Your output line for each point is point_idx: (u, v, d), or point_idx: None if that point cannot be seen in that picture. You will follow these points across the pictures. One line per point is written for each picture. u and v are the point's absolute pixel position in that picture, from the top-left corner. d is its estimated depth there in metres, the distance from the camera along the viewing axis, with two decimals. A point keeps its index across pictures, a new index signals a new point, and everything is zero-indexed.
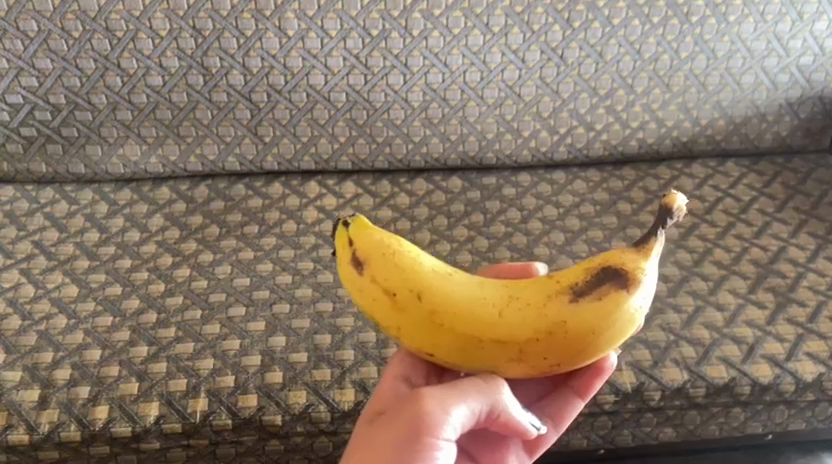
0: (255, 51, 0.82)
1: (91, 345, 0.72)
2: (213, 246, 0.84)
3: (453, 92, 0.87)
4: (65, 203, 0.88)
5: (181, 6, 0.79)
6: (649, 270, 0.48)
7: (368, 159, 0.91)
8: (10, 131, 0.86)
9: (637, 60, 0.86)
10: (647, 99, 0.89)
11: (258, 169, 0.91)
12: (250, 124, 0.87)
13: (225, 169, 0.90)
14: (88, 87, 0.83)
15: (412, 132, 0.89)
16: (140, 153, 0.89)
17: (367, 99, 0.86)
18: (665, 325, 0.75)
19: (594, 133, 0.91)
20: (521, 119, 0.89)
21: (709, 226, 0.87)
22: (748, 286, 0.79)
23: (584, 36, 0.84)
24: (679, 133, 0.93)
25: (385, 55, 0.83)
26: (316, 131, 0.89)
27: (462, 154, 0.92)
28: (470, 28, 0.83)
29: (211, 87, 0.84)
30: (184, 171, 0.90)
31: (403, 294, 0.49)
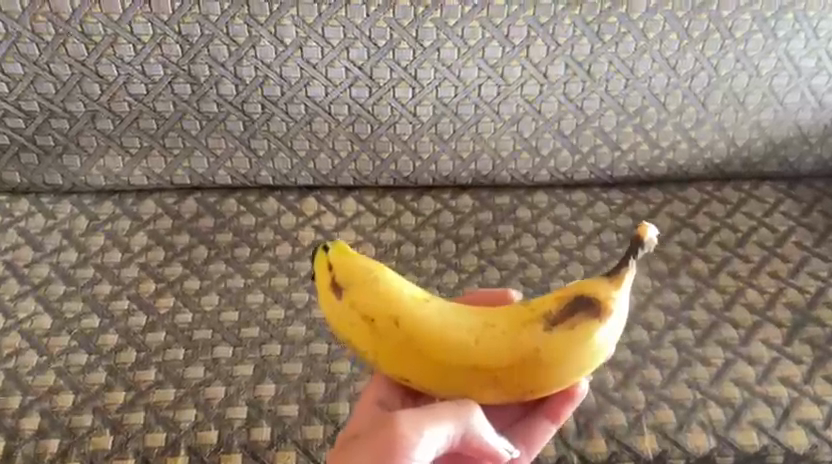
0: (249, 60, 0.75)
1: (60, 391, 0.66)
2: (199, 270, 0.77)
3: (466, 108, 0.79)
4: (40, 217, 0.80)
5: (166, 11, 0.71)
6: (623, 301, 0.47)
7: (373, 175, 0.83)
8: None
9: (671, 77, 0.78)
10: (679, 119, 0.81)
11: (251, 183, 0.84)
12: (243, 137, 0.80)
13: (217, 181, 0.83)
14: (62, 95, 0.76)
15: (421, 148, 0.82)
16: (123, 165, 0.81)
17: (371, 113, 0.79)
18: (690, 381, 0.69)
19: (619, 154, 0.83)
20: (540, 136, 0.82)
21: (742, 262, 0.79)
22: (783, 337, 0.72)
23: (612, 50, 0.76)
24: (729, 153, 0.85)
25: (392, 66, 0.76)
26: (313, 147, 0.81)
27: (472, 172, 0.84)
28: (487, 40, 0.75)
29: (200, 97, 0.77)
30: (170, 184, 0.83)
31: (380, 319, 0.48)
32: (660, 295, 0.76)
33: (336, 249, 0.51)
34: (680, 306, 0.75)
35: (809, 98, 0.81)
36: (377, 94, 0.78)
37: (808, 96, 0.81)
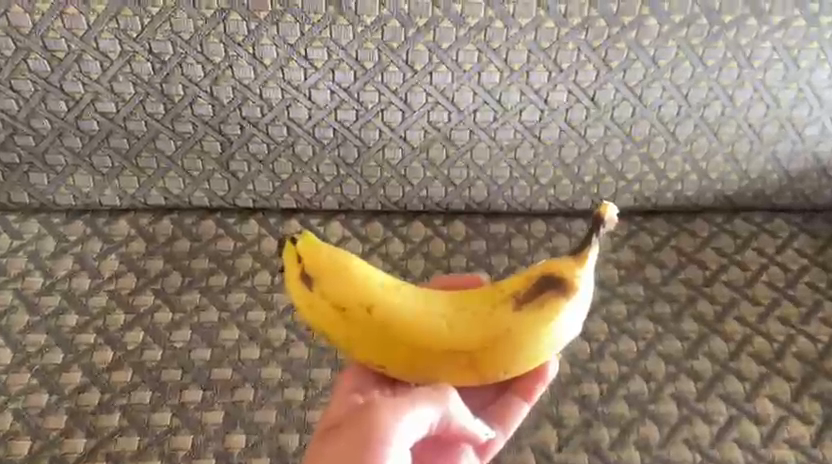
0: (225, 80, 0.69)
1: (20, 439, 0.63)
2: (172, 301, 0.72)
3: (461, 134, 0.73)
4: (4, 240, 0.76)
5: (135, 27, 0.66)
6: (587, 278, 0.50)
7: (360, 200, 0.78)
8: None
9: (682, 106, 0.72)
10: (689, 149, 0.76)
11: (230, 204, 0.78)
12: (220, 158, 0.74)
13: (193, 202, 0.77)
14: (26, 113, 0.71)
15: (411, 174, 0.76)
16: (92, 185, 0.76)
17: (358, 137, 0.73)
18: (688, 440, 0.65)
19: (624, 184, 0.78)
20: (539, 164, 0.76)
21: (750, 306, 0.75)
22: (791, 392, 0.68)
23: (619, 78, 0.70)
24: (742, 185, 0.79)
25: (381, 89, 0.70)
26: (296, 170, 0.75)
27: (466, 200, 0.78)
28: (485, 65, 0.69)
29: (173, 117, 0.71)
30: (144, 204, 0.78)
31: (354, 307, 0.52)
32: (661, 341, 0.71)
33: (305, 240, 0.53)
34: (682, 355, 0.70)
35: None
36: (365, 117, 0.72)
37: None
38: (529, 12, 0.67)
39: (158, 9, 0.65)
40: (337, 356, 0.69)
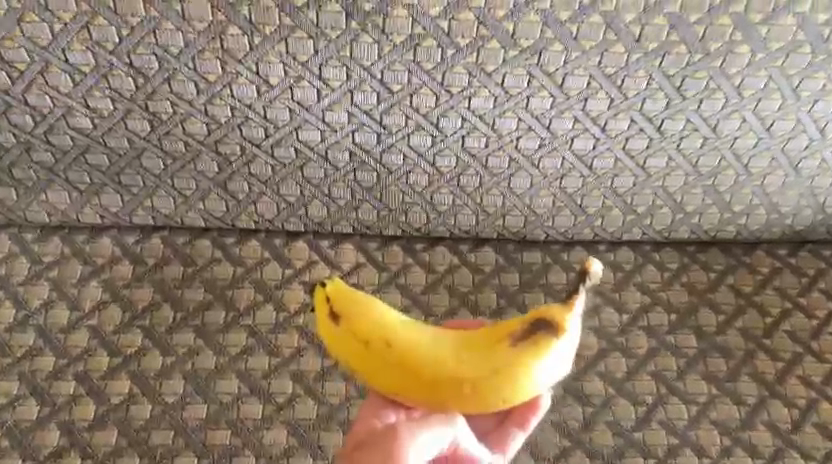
0: (225, 99, 0.62)
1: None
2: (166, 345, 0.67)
3: (497, 161, 0.66)
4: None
5: (111, 38, 0.58)
6: (573, 324, 0.49)
7: (376, 225, 0.72)
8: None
9: (750, 136, 0.64)
10: (761, 183, 0.68)
11: (228, 225, 0.72)
12: (219, 180, 0.68)
13: (185, 222, 0.71)
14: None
15: (437, 202, 0.69)
16: (67, 203, 0.69)
17: (376, 164, 0.67)
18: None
19: (682, 215, 0.71)
20: (588, 194, 0.69)
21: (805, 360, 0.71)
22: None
23: (684, 106, 0.62)
24: (819, 220, 0.72)
25: (409, 111, 0.63)
26: (306, 193, 0.69)
27: (497, 229, 0.72)
28: (530, 91, 0.62)
29: (161, 135, 0.64)
30: (129, 223, 0.71)
31: (365, 339, 0.51)
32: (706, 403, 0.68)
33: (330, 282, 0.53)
34: (739, 424, 0.67)
35: None
36: (390, 140, 0.65)
37: None
38: (595, 35, 0.58)
39: (138, 19, 0.57)
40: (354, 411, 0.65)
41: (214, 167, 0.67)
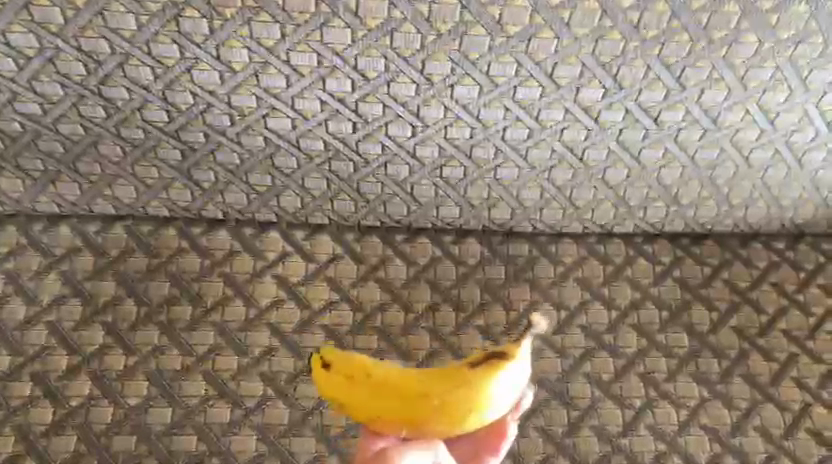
0: (403, 98, 0.94)
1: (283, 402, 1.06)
2: (401, 295, 1.13)
3: (593, 153, 1.01)
4: (244, 257, 1.14)
5: (271, 35, 0.87)
6: (520, 358, 0.78)
7: (463, 221, 1.14)
8: (139, 150, 1.02)
9: (789, 123, 0.97)
10: (723, 130, 0.98)
11: (322, 150, 1.02)
12: (370, 180, 1.07)
13: (302, 143, 1.01)
14: (205, 108, 0.96)
15: (528, 174, 1.04)
16: (260, 180, 1.07)
17: (515, 143, 1.00)
18: (754, 407, 1.09)
19: (659, 131, 0.98)
20: (597, 112, 0.96)
21: (785, 307, 1.14)
22: (821, 377, 1.10)
23: (749, 97, 0.94)
24: (766, 146, 1.00)
25: (466, 64, 0.90)
26: (389, 111, 0.96)
27: (538, 146, 1.00)
28: (636, 85, 0.92)
29: (383, 122, 0.98)
30: (228, 103, 0.96)
31: (360, 373, 0.79)
32: (724, 332, 1.13)
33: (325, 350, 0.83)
34: None
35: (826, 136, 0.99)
36: (452, 80, 0.92)
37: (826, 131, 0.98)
38: (589, 19, 0.85)
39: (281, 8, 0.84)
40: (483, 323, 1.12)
41: (323, 104, 0.95)
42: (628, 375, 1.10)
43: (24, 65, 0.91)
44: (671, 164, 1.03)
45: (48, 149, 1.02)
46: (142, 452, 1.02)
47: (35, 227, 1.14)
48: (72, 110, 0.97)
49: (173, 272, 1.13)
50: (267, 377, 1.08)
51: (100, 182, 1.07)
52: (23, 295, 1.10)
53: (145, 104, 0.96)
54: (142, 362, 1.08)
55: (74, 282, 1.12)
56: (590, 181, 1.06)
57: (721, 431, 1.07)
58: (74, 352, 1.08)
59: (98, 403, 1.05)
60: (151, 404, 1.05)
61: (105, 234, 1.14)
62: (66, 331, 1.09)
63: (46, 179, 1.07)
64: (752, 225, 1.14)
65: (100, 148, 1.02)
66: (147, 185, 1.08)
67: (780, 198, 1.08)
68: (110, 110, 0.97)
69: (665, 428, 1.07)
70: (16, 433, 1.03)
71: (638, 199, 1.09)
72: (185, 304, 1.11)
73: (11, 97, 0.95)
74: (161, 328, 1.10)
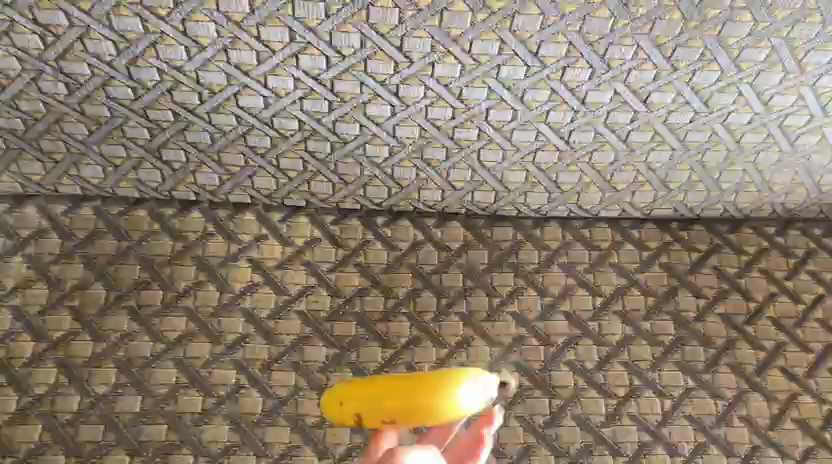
0: (447, 80, 1.09)
1: (352, 372, 1.25)
2: (433, 280, 1.32)
3: (599, 155, 1.22)
4: (323, 245, 1.34)
5: (311, 15, 1.00)
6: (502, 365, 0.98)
7: (499, 207, 1.34)
8: (226, 135, 1.19)
9: (782, 111, 1.15)
10: (692, 104, 1.14)
11: (343, 134, 1.19)
12: (441, 171, 1.26)
13: (337, 124, 1.17)
14: (297, 97, 1.12)
15: (559, 166, 1.24)
16: (347, 170, 1.26)
17: (535, 145, 1.20)
18: (742, 397, 1.27)
19: (641, 110, 1.15)
20: (591, 92, 1.12)
21: (775, 295, 1.35)
22: (807, 366, 1.30)
23: (742, 80, 1.10)
24: (729, 126, 1.18)
25: (476, 59, 1.06)
26: (419, 98, 1.12)
27: (533, 129, 1.18)
28: (650, 88, 1.11)
29: (426, 104, 1.13)
30: (265, 88, 1.11)
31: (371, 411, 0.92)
32: (712, 321, 1.33)
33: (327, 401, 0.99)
34: None
35: (791, 99, 1.13)
36: (466, 75, 1.08)
37: (791, 97, 1.13)
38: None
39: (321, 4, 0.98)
40: (517, 307, 1.31)
41: (356, 89, 1.11)
42: (613, 363, 1.28)
43: (71, 49, 1.06)
44: (654, 147, 1.21)
45: (133, 135, 1.19)
46: (231, 434, 1.19)
47: (114, 211, 1.33)
48: (166, 96, 1.12)
49: (255, 256, 1.32)
50: (331, 352, 1.26)
51: (184, 168, 1.25)
52: (108, 279, 1.29)
53: (177, 85, 1.10)
54: (229, 353, 1.24)
55: (155, 272, 1.29)
56: (568, 165, 1.24)
57: (706, 423, 1.25)
58: (159, 341, 1.24)
59: (185, 392, 1.21)
60: (242, 393, 1.21)
61: (183, 220, 1.33)
62: (146, 316, 1.26)
63: (130, 163, 1.24)
64: (696, 215, 1.39)
65: (186, 145, 1.21)
66: (229, 172, 1.26)
67: (726, 191, 1.31)
68: (202, 92, 1.12)
69: (651, 417, 1.24)
70: (106, 422, 1.18)
71: (614, 179, 1.27)
72: (269, 292, 1.30)
73: (104, 80, 1.10)
74: (244, 314, 1.28)
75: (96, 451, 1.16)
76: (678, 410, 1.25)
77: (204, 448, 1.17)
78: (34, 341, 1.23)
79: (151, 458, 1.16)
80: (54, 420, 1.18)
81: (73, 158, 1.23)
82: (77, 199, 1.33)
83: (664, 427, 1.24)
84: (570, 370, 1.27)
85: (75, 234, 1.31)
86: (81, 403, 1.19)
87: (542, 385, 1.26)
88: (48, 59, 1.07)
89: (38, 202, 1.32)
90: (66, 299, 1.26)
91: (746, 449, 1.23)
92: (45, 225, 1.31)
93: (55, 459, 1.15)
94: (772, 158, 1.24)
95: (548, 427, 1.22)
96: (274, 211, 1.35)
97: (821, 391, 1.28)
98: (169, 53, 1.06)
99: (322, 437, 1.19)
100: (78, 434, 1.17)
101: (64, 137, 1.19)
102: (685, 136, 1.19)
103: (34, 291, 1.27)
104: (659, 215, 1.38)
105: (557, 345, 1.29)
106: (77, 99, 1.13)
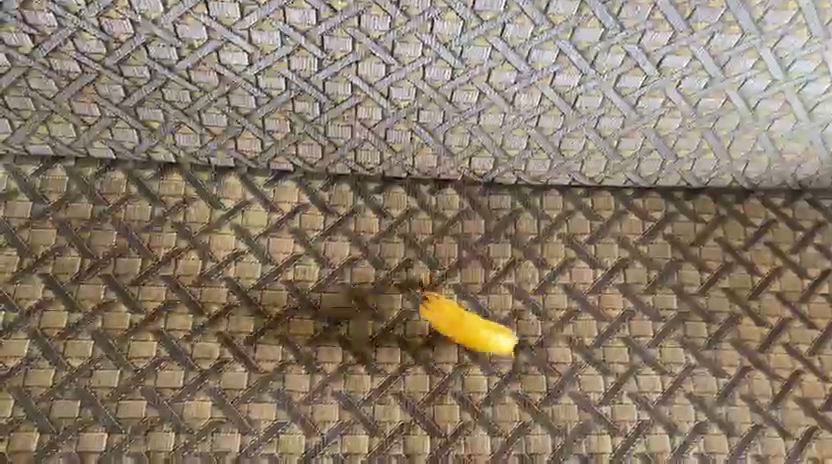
0: (448, 37, 1.01)
1: (342, 346, 1.19)
2: (427, 251, 1.26)
3: (606, 122, 1.15)
4: (312, 212, 1.27)
5: None
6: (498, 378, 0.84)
7: (497, 174, 1.27)
8: (207, 94, 1.10)
9: (802, 77, 1.08)
10: (709, 69, 1.06)
11: (336, 95, 1.11)
12: (437, 136, 1.18)
13: (327, 84, 1.09)
14: (285, 54, 1.04)
15: (562, 132, 1.17)
16: (338, 134, 1.18)
17: (539, 110, 1.13)
18: (744, 375, 1.23)
19: (652, 74, 1.07)
20: (600, 55, 1.04)
21: (781, 269, 1.30)
22: (812, 343, 1.26)
23: (764, 42, 1.03)
24: (745, 93, 1.11)
25: (478, 13, 0.99)
26: (416, 57, 1.04)
27: (537, 93, 1.10)
28: (665, 51, 1.03)
29: (423, 64, 1.05)
30: (251, 44, 1.03)
31: None
32: (716, 296, 1.28)
33: None
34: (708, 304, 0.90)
35: (814, 64, 1.06)
36: (468, 32, 1.01)
37: (813, 63, 1.06)
38: None
39: None
40: (514, 279, 1.26)
41: (349, 48, 1.03)
42: (612, 338, 1.23)
43: None
44: (665, 114, 1.14)
45: (107, 93, 1.10)
46: (214, 410, 1.13)
47: (89, 173, 1.25)
48: (141, 51, 1.04)
49: (239, 223, 1.25)
50: (320, 325, 1.20)
51: (163, 129, 1.17)
52: (83, 245, 1.21)
53: (154, 40, 1.02)
54: (212, 325, 1.18)
55: (133, 238, 1.22)
56: (573, 133, 1.17)
57: (707, 401, 1.21)
58: (138, 312, 1.18)
59: (167, 366, 1.15)
60: (226, 368, 1.16)
61: (163, 183, 1.26)
62: (124, 285, 1.19)
63: (105, 122, 1.16)
64: (702, 185, 1.33)
65: (165, 104, 1.12)
66: (211, 133, 1.18)
67: (736, 161, 1.25)
68: (181, 47, 1.03)
69: (650, 395, 1.20)
70: (82, 397, 1.12)
71: (621, 147, 1.20)
72: (254, 261, 1.23)
73: (73, 34, 1.01)
74: (228, 284, 1.21)
75: (72, 427, 1.10)
76: (678, 388, 1.21)
77: (186, 424, 1.12)
78: (5, 311, 1.16)
79: (131, 435, 1.11)
80: (27, 395, 1.12)
81: (42, 117, 1.15)
82: (49, 159, 1.25)
83: (664, 405, 1.20)
84: (568, 345, 1.22)
85: (47, 196, 1.23)
86: (56, 377, 1.13)
87: (539, 361, 1.21)
88: (10, 9, 0.98)
89: (7, 162, 1.24)
90: (38, 267, 1.19)
91: (746, 428, 1.19)
92: (14, 186, 1.23)
93: (29, 436, 1.09)
94: (787, 127, 1.17)
95: (544, 405, 1.18)
96: (259, 174, 1.28)
97: (825, 369, 1.24)
98: (144, 4, 0.98)
99: (311, 414, 1.14)
100: (53, 410, 1.11)
101: (33, 94, 1.11)
102: (698, 103, 1.12)
103: (3, 257, 1.19)
104: (670, 184, 1.32)
105: (555, 320, 1.24)
106: (45, 53, 1.04)
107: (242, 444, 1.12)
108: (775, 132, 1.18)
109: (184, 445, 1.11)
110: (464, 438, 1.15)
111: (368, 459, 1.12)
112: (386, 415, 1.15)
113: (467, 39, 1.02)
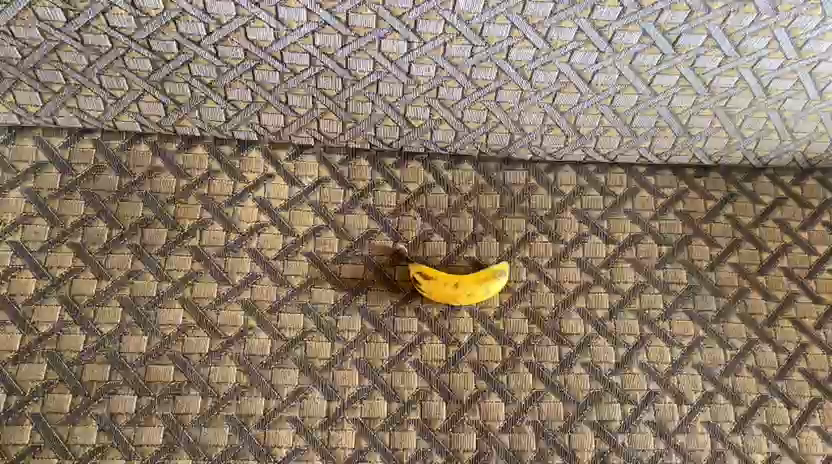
0: (470, 15, 1.04)
1: (361, 316, 1.23)
2: (444, 225, 1.30)
3: (621, 99, 1.18)
4: (332, 186, 1.30)
5: None
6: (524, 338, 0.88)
7: (512, 149, 1.30)
8: (232, 69, 1.13)
9: (815, 58, 1.10)
10: (724, 48, 1.09)
11: (356, 72, 1.13)
12: (455, 112, 1.21)
13: (349, 60, 1.11)
14: (309, 30, 1.07)
15: (579, 109, 1.20)
16: (358, 109, 1.21)
17: (556, 87, 1.16)
18: (750, 348, 1.27)
19: (668, 53, 1.10)
20: (617, 33, 1.06)
21: (789, 246, 1.33)
22: (818, 318, 1.29)
23: (779, 22, 1.05)
24: (758, 72, 1.13)
25: None
26: (438, 34, 1.07)
27: (554, 70, 1.13)
28: (681, 30, 1.06)
29: (444, 41, 1.08)
30: (277, 21, 1.05)
31: None
32: (725, 272, 1.31)
33: None
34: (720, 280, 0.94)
35: (827, 44, 1.08)
36: (490, 12, 1.03)
37: (827, 43, 1.08)
38: None
39: None
40: (528, 253, 1.29)
41: (372, 25, 1.05)
42: (623, 311, 1.27)
43: None
44: (678, 92, 1.17)
45: (135, 67, 1.13)
46: (239, 375, 1.18)
47: (115, 145, 1.29)
48: (170, 26, 1.06)
49: (261, 196, 1.28)
50: (339, 295, 1.24)
51: (189, 102, 1.20)
52: (111, 216, 1.25)
53: (183, 16, 1.04)
54: (235, 294, 1.22)
55: (159, 209, 1.26)
56: (589, 109, 1.20)
57: (715, 372, 1.24)
58: (164, 280, 1.22)
59: (193, 333, 1.19)
60: (249, 335, 1.20)
61: (187, 156, 1.29)
62: (151, 255, 1.23)
63: (132, 95, 1.19)
64: (713, 162, 1.35)
65: (191, 78, 1.15)
66: (235, 107, 1.21)
67: (747, 138, 1.27)
68: (208, 22, 1.06)
69: (659, 366, 1.24)
70: (113, 361, 1.17)
71: (634, 124, 1.23)
72: (276, 233, 1.26)
73: (105, 9, 1.04)
74: (250, 255, 1.25)
75: (103, 391, 1.15)
76: (687, 360, 1.25)
77: (213, 389, 1.16)
78: (36, 279, 1.20)
79: (159, 398, 1.15)
80: (60, 359, 1.16)
81: (72, 90, 1.18)
82: (76, 132, 1.28)
83: (672, 376, 1.24)
84: (579, 317, 1.26)
85: (74, 168, 1.27)
86: (86, 342, 1.17)
87: (552, 332, 1.24)
88: None
89: (36, 135, 1.28)
90: (67, 236, 1.23)
91: (752, 399, 1.23)
92: (43, 158, 1.27)
93: (62, 398, 1.14)
94: (798, 106, 1.19)
95: (556, 374, 1.22)
96: (280, 149, 1.31)
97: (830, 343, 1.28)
98: None
99: (331, 380, 1.19)
100: (84, 373, 1.16)
101: (63, 67, 1.14)
102: (712, 81, 1.15)
103: (33, 226, 1.23)
104: (681, 161, 1.35)
105: (568, 293, 1.27)
106: (77, 27, 1.07)
107: (265, 408, 1.16)
108: (786, 111, 1.21)
109: (210, 408, 1.15)
110: (479, 405, 1.19)
111: (386, 424, 1.17)
112: (404, 382, 1.19)
113: (488, 17, 1.04)
